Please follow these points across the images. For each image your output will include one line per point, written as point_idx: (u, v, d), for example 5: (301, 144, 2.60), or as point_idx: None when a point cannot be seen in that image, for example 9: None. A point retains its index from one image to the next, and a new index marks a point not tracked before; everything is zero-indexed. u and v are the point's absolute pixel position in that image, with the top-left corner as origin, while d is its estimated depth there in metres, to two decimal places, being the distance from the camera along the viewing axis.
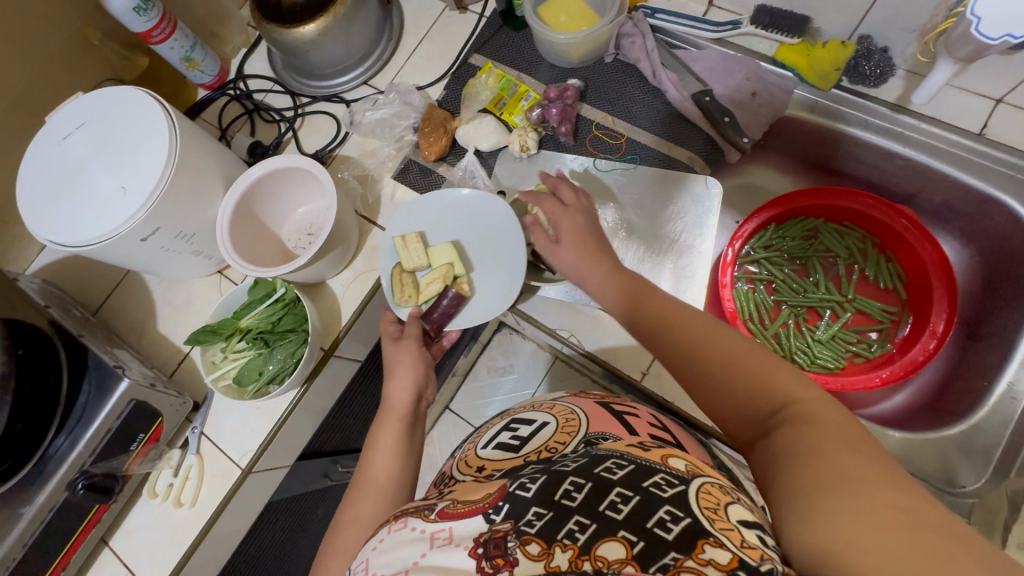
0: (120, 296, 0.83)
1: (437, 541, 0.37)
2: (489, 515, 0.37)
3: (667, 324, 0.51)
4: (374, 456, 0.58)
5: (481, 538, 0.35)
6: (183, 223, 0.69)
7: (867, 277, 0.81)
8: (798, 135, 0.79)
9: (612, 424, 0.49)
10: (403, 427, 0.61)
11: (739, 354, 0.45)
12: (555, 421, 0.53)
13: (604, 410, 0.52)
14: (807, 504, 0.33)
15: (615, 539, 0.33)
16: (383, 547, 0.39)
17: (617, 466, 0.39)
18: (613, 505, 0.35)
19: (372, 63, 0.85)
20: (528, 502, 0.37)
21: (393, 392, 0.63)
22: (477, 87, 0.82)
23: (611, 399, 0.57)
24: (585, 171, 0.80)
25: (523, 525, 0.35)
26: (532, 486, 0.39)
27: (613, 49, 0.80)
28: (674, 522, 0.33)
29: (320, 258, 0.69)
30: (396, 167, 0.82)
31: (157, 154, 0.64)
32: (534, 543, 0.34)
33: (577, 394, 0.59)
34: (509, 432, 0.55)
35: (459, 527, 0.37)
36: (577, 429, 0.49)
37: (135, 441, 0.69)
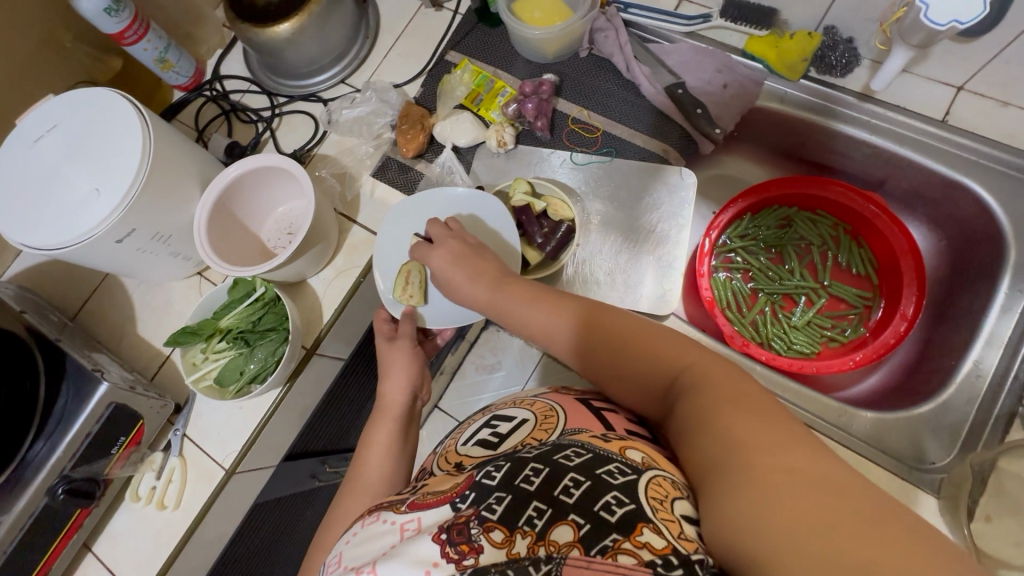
0: (98, 299, 0.82)
1: (406, 531, 0.37)
2: (455, 503, 0.38)
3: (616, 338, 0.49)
4: (363, 460, 0.59)
5: (445, 524, 0.36)
6: (159, 224, 0.68)
7: (840, 263, 0.82)
8: (770, 125, 0.81)
9: (587, 419, 0.49)
10: (397, 425, 0.62)
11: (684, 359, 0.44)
12: (532, 418, 0.53)
13: (580, 406, 0.53)
14: (727, 488, 0.33)
15: (566, 523, 0.34)
16: (356, 539, 0.40)
17: (577, 453, 0.39)
18: (566, 490, 0.36)
19: (348, 61, 0.85)
20: (489, 490, 0.38)
21: (390, 390, 0.64)
22: (453, 83, 0.83)
23: (590, 396, 0.57)
24: (564, 165, 0.80)
25: (484, 510, 0.36)
26: (496, 474, 0.39)
27: (587, 44, 0.81)
28: (618, 506, 0.34)
29: (296, 260, 0.70)
30: (374, 165, 0.82)
31: (131, 155, 0.63)
32: (497, 530, 0.35)
33: (558, 390, 0.60)
34: (488, 429, 0.56)
35: (426, 517, 0.38)
36: (554, 426, 0.49)
37: (115, 445, 0.68)
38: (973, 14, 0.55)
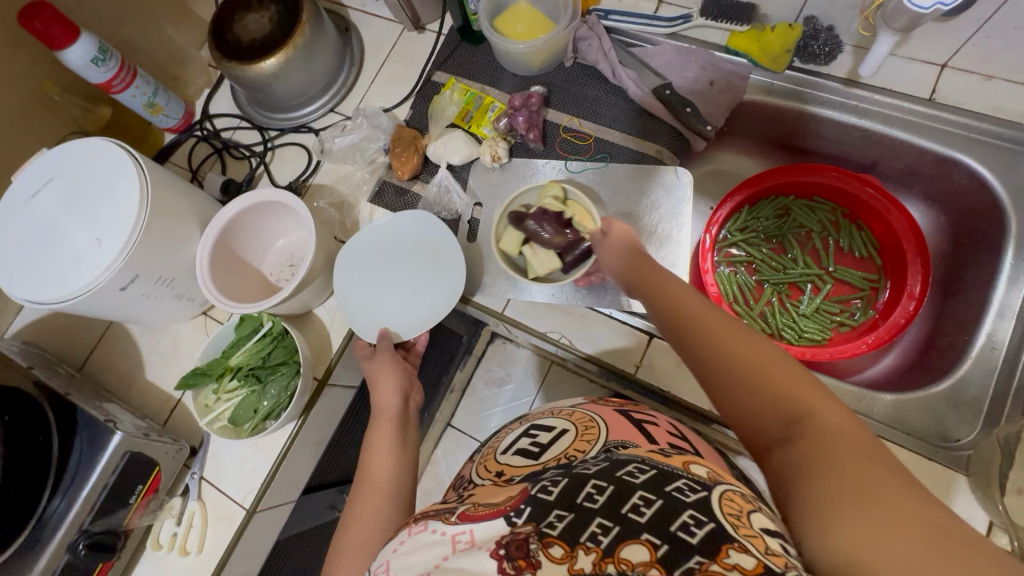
0: (105, 347, 0.82)
1: (457, 544, 0.38)
2: (510, 517, 0.38)
3: (683, 309, 0.48)
4: (371, 458, 0.61)
5: (503, 539, 0.36)
6: (161, 268, 0.68)
7: (843, 247, 0.83)
8: (759, 118, 0.81)
9: (630, 430, 0.50)
10: (394, 426, 0.64)
11: (741, 347, 0.43)
12: (572, 427, 0.54)
13: (621, 416, 0.54)
14: (838, 527, 0.31)
15: (639, 541, 0.33)
16: (404, 548, 0.40)
17: (640, 470, 0.40)
18: (636, 509, 0.36)
19: (336, 90, 0.87)
20: (549, 506, 0.38)
21: (381, 397, 0.66)
22: (443, 103, 0.83)
23: (628, 407, 0.58)
24: (558, 174, 0.80)
25: (545, 527, 0.36)
26: (553, 489, 0.40)
27: (571, 53, 0.82)
28: (697, 526, 0.33)
29: (302, 292, 0.71)
30: (370, 191, 0.82)
31: (129, 202, 0.63)
32: (557, 545, 0.35)
33: (595, 401, 0.60)
34: (528, 438, 0.55)
35: (480, 530, 0.38)
36: (596, 436, 0.50)
37: (134, 493, 0.68)
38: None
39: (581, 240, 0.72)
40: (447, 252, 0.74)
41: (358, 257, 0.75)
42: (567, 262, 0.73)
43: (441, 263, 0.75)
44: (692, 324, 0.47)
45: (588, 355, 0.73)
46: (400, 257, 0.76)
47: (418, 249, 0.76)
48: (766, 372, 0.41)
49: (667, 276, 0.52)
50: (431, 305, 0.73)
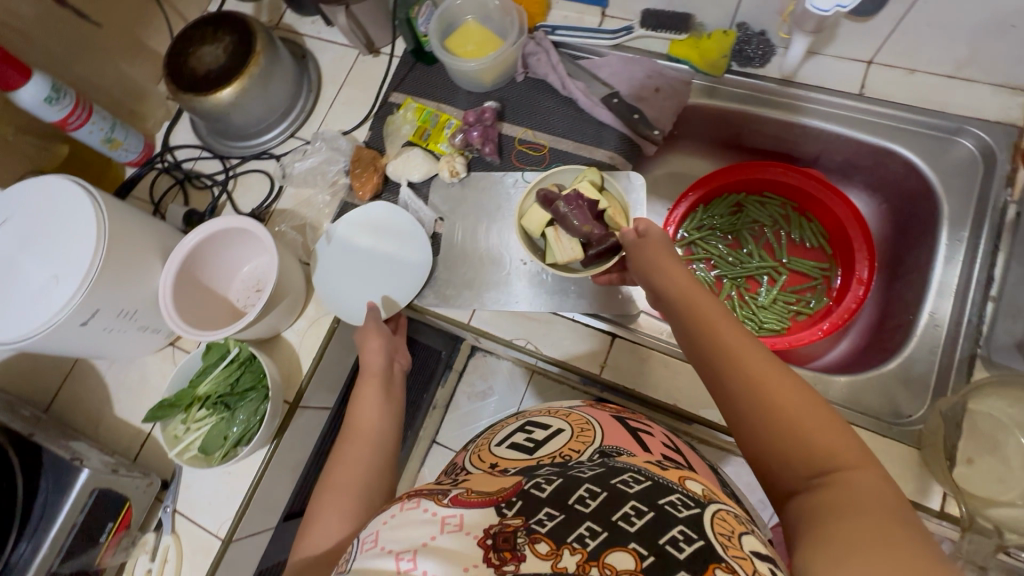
0: (71, 385, 0.81)
1: (447, 525, 0.38)
2: (501, 509, 0.39)
3: (723, 342, 0.48)
4: (354, 413, 0.62)
5: (491, 530, 0.37)
6: (123, 301, 0.68)
7: (795, 239, 0.86)
8: (706, 120, 0.85)
9: (625, 439, 0.52)
10: (381, 383, 0.65)
11: (783, 388, 0.43)
12: (568, 429, 0.55)
13: (617, 425, 0.55)
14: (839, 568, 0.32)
15: (626, 550, 0.35)
16: (393, 522, 0.40)
17: (635, 480, 0.42)
18: (627, 518, 0.37)
19: (295, 116, 0.89)
20: (540, 503, 0.39)
21: (367, 355, 0.67)
22: (398, 123, 0.85)
23: (625, 415, 0.59)
24: (517, 186, 0.82)
25: (534, 523, 0.37)
26: (547, 487, 0.41)
27: (522, 68, 0.85)
28: (686, 543, 0.35)
29: (267, 315, 0.71)
30: (333, 212, 0.83)
31: (87, 237, 0.64)
32: (543, 542, 0.36)
33: (593, 405, 0.62)
34: (523, 433, 0.57)
35: (469, 516, 0.39)
36: (591, 439, 0.52)
37: (104, 531, 0.67)
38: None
39: (610, 235, 0.70)
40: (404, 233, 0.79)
41: (323, 265, 0.79)
42: (590, 254, 0.72)
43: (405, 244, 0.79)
44: (732, 358, 0.47)
45: (554, 360, 0.74)
46: (361, 249, 0.79)
47: (378, 236, 0.79)
48: (797, 417, 0.41)
49: (713, 306, 0.53)
50: (407, 282, 0.78)
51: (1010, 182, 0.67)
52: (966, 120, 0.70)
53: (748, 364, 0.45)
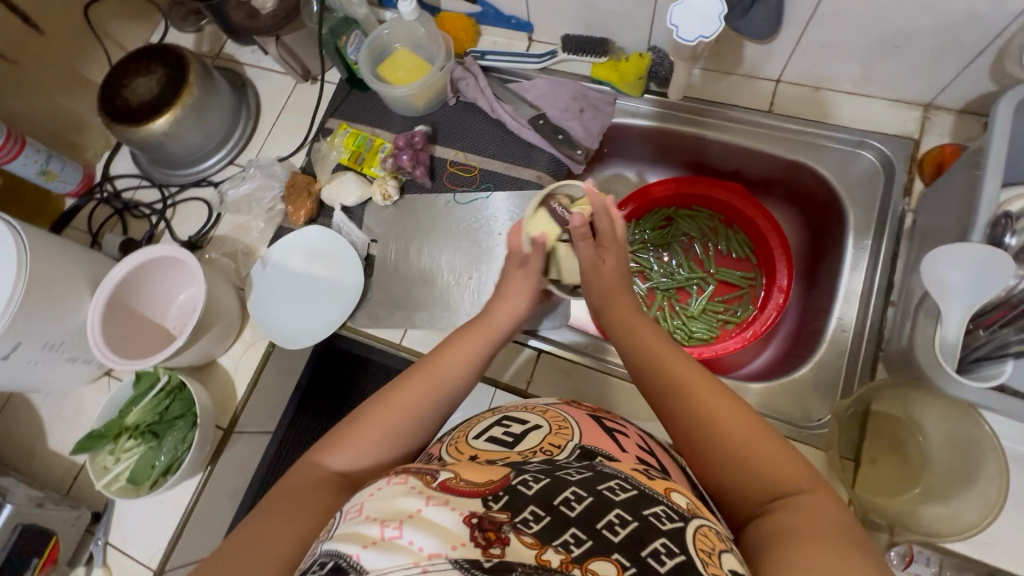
0: (4, 419, 0.81)
1: (432, 499, 0.38)
2: (487, 501, 0.39)
3: (671, 381, 0.51)
4: (443, 353, 0.58)
5: (476, 510, 0.37)
6: (48, 332, 0.68)
7: (722, 250, 0.89)
8: (632, 138, 0.88)
9: (603, 440, 0.50)
10: (489, 343, 0.62)
11: (728, 422, 0.45)
12: (546, 426, 0.52)
13: (594, 424, 0.53)
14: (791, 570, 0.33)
15: (608, 559, 0.35)
16: (378, 495, 0.40)
17: (622, 487, 0.41)
18: (611, 526, 0.38)
19: (234, 143, 0.90)
20: (526, 500, 0.39)
21: (496, 311, 0.65)
22: (326, 149, 0.87)
23: (602, 414, 0.57)
24: (448, 207, 0.84)
25: (519, 522, 0.37)
26: (533, 484, 0.41)
27: (453, 92, 0.87)
28: (668, 555, 0.35)
29: (198, 341, 0.72)
30: (269, 237, 0.84)
31: (9, 271, 0.64)
32: (529, 535, 0.36)
33: (569, 403, 0.59)
34: (501, 428, 0.54)
35: (457, 502, 0.39)
36: (570, 437, 0.50)
37: (29, 567, 0.66)
38: (714, 28, 0.60)
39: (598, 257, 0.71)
40: (339, 257, 0.80)
41: (258, 288, 0.80)
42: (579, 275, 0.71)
43: (339, 267, 0.80)
44: (680, 398, 0.49)
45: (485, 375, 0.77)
46: (296, 273, 0.80)
47: (313, 260, 0.81)
48: (749, 447, 0.44)
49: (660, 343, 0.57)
50: (341, 304, 0.79)
51: (907, 192, 0.71)
52: (866, 133, 0.74)
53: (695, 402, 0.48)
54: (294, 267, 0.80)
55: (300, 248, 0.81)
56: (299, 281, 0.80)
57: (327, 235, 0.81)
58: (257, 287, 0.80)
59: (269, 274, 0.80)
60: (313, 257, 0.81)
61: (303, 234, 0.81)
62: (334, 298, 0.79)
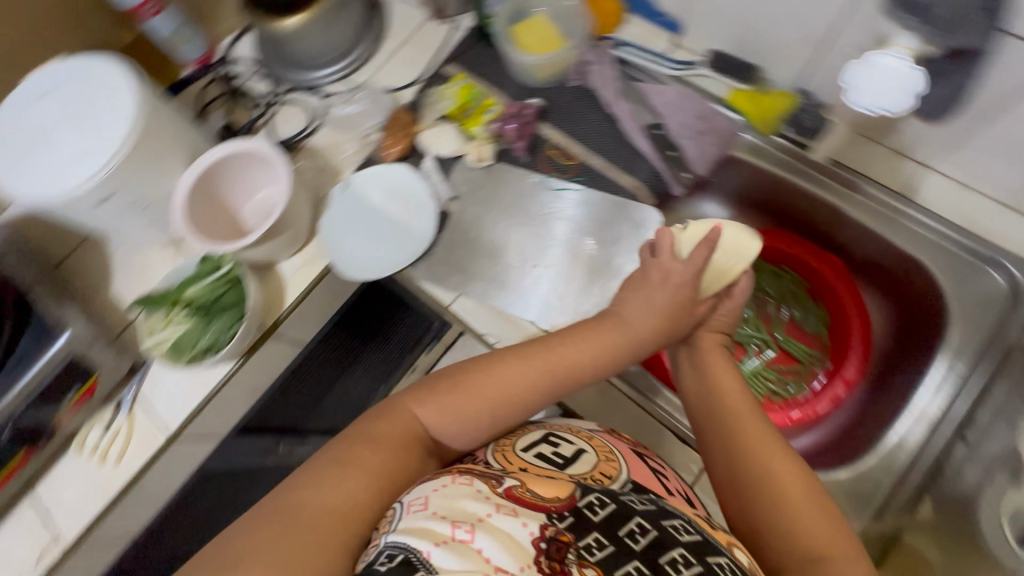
0: (81, 255, 0.86)
1: (501, 509, 0.46)
2: (552, 517, 0.47)
3: (735, 429, 0.61)
4: (568, 341, 0.64)
5: (545, 533, 0.45)
6: (140, 191, 0.72)
7: (796, 319, 0.84)
8: (741, 177, 0.83)
9: (647, 476, 0.58)
10: (607, 345, 0.65)
11: (784, 478, 0.56)
12: (593, 452, 0.60)
13: (637, 458, 0.61)
14: None
15: None
16: (442, 492, 0.48)
17: (683, 530, 0.49)
18: (673, 564, 0.45)
19: (351, 60, 0.90)
20: (590, 527, 0.47)
21: (626, 312, 0.67)
22: (435, 97, 0.85)
23: (642, 450, 0.65)
24: (537, 187, 0.81)
25: (583, 550, 0.45)
26: (599, 512, 0.49)
27: (577, 75, 0.84)
28: None
29: (268, 241, 0.74)
30: (357, 162, 0.85)
31: (120, 121, 0.67)
32: (591, 568, 0.44)
33: (611, 433, 0.67)
34: (550, 446, 0.61)
35: (523, 510, 0.47)
36: (619, 467, 0.58)
37: (70, 392, 0.73)
38: (901, 106, 0.59)
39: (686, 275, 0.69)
40: (417, 204, 0.80)
41: (334, 209, 0.81)
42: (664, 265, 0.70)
43: (413, 214, 0.80)
44: (744, 442, 0.59)
45: None
46: (371, 206, 0.81)
47: (391, 198, 0.81)
48: (797, 513, 0.53)
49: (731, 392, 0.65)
50: (406, 248, 0.79)
51: None
52: (1002, 252, 0.67)
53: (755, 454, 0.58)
54: (369, 200, 0.81)
55: (382, 184, 0.82)
56: (372, 215, 0.80)
57: (412, 179, 0.81)
58: (332, 207, 0.81)
59: (347, 199, 0.82)
60: (392, 197, 0.81)
61: (390, 171, 0.81)
62: (398, 242, 0.79)
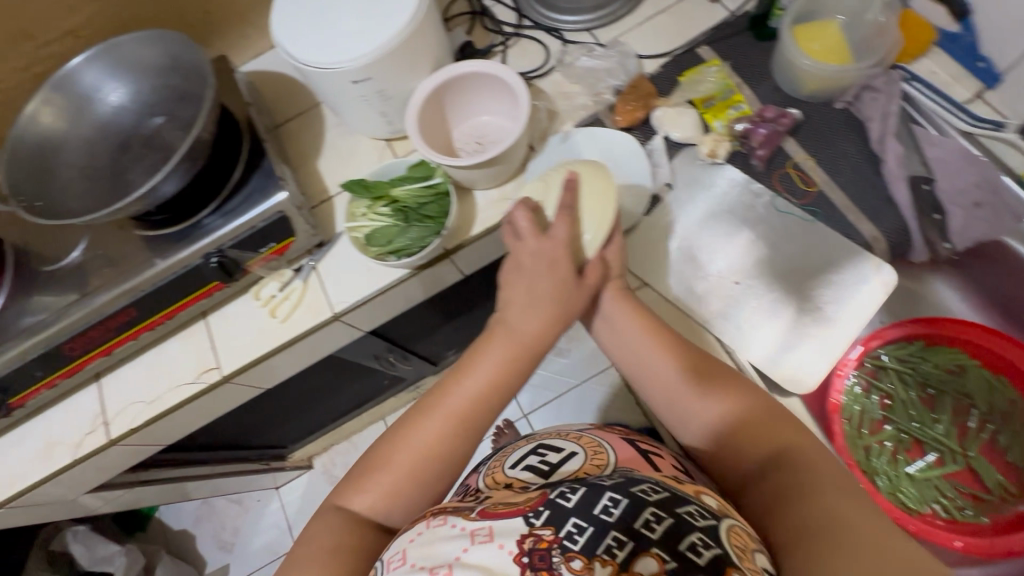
0: (300, 121, 0.94)
1: (478, 538, 0.51)
2: (529, 518, 0.53)
3: (665, 353, 0.66)
4: (461, 376, 0.64)
5: (525, 538, 0.51)
6: (389, 84, 0.75)
7: (997, 443, 0.82)
8: (995, 263, 0.84)
9: (639, 460, 0.67)
10: (512, 359, 0.63)
11: (762, 417, 0.60)
12: (583, 452, 0.71)
13: (636, 454, 0.69)
14: (806, 537, 0.49)
15: (651, 555, 0.49)
16: (421, 538, 0.53)
17: (653, 490, 0.56)
18: (649, 525, 0.52)
19: (603, 14, 0.88)
20: (570, 515, 0.53)
21: (516, 318, 0.64)
22: (704, 76, 0.80)
23: (637, 440, 0.76)
24: (761, 203, 0.76)
25: (569, 544, 0.50)
26: (571, 499, 0.55)
27: (848, 98, 0.76)
28: (704, 548, 0.48)
29: (481, 168, 0.74)
30: (582, 118, 0.83)
31: (401, 14, 0.70)
32: (578, 559, 0.49)
33: (602, 430, 0.79)
34: (538, 456, 0.73)
35: (497, 526, 0.53)
36: (604, 463, 0.67)
37: (266, 245, 0.78)
38: None
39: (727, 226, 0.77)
40: (631, 180, 0.77)
41: (547, 156, 0.80)
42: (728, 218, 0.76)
43: (624, 188, 0.77)
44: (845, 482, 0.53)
45: None
46: None
47: (606, 165, 0.79)
48: (774, 426, 0.59)
49: (695, 354, 0.66)
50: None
51: None
52: None
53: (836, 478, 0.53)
54: (584, 161, 0.79)
55: (603, 149, 0.79)
56: None
57: (636, 152, 0.77)
58: (543, 158, 0.80)
59: (561, 153, 0.80)
60: (609, 165, 0.78)
61: (615, 138, 0.78)
62: None
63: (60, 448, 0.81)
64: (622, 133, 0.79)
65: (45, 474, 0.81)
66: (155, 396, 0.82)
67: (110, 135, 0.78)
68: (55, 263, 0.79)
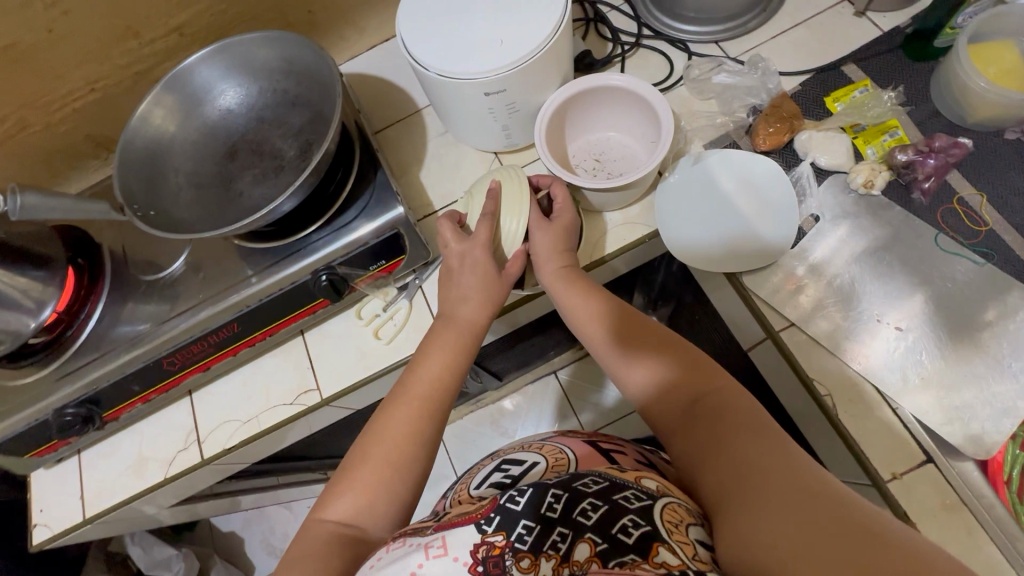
0: (399, 128, 0.89)
1: (432, 551, 0.44)
2: (480, 524, 0.46)
3: (659, 336, 0.60)
4: (419, 364, 0.62)
5: (478, 550, 0.44)
6: (519, 97, 0.70)
7: None
8: None
9: (597, 460, 0.61)
10: (460, 345, 0.63)
11: (715, 378, 0.54)
12: (544, 462, 0.64)
13: (592, 455, 0.63)
14: (741, 504, 0.42)
15: (585, 540, 0.45)
16: (381, 562, 0.45)
17: (594, 482, 0.51)
18: (585, 512, 0.47)
19: (734, 27, 0.81)
20: (517, 516, 0.47)
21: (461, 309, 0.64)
22: (871, 101, 0.74)
23: (598, 440, 0.69)
24: (923, 240, 0.68)
25: (517, 542, 0.45)
26: (520, 499, 0.48)
27: (1020, 127, 0.70)
28: (634, 528, 0.44)
29: (614, 190, 0.69)
30: (714, 138, 0.77)
31: (542, 24, 0.65)
32: (525, 558, 0.44)
33: (565, 436, 0.71)
34: (501, 471, 0.65)
35: (450, 536, 0.45)
36: (566, 467, 0.61)
37: (376, 263, 0.74)
38: None
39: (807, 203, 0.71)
40: (773, 209, 0.71)
41: (678, 179, 0.74)
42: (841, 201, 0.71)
43: (765, 217, 0.71)
44: (753, 487, 0.43)
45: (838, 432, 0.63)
46: (717, 192, 0.73)
47: (744, 190, 0.72)
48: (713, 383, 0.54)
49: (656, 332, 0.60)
50: (745, 250, 0.70)
51: None
52: None
53: (768, 483, 0.42)
54: (718, 185, 0.73)
55: (743, 173, 0.73)
56: (716, 204, 0.72)
57: (782, 180, 0.71)
58: (672, 180, 0.74)
59: (692, 177, 0.74)
60: (748, 191, 0.72)
61: (758, 163, 0.72)
62: (738, 242, 0.70)
63: (153, 464, 0.79)
64: (764, 160, 0.73)
65: (137, 490, 0.78)
66: (250, 415, 0.78)
67: (218, 140, 0.74)
68: (154, 274, 0.75)
